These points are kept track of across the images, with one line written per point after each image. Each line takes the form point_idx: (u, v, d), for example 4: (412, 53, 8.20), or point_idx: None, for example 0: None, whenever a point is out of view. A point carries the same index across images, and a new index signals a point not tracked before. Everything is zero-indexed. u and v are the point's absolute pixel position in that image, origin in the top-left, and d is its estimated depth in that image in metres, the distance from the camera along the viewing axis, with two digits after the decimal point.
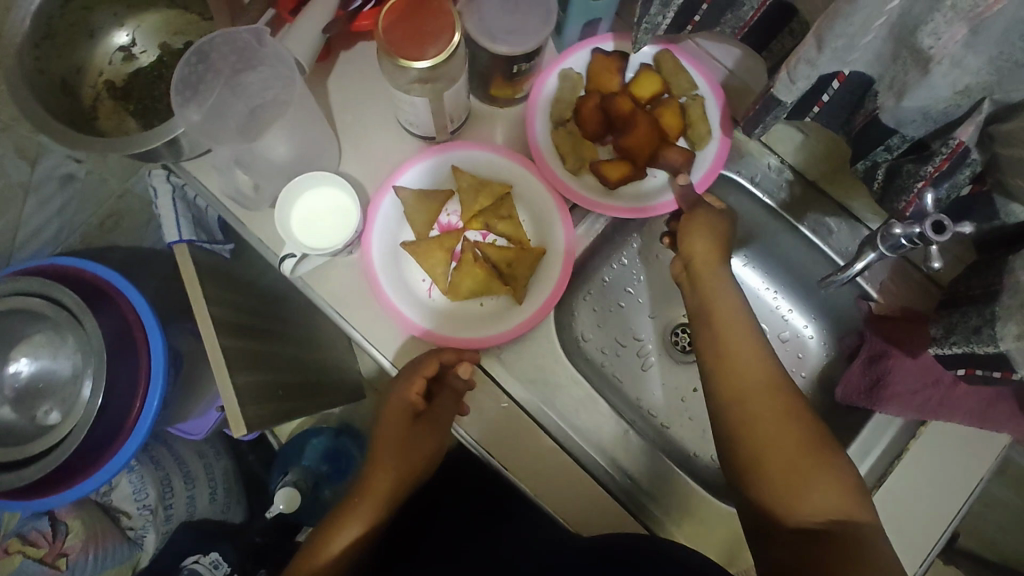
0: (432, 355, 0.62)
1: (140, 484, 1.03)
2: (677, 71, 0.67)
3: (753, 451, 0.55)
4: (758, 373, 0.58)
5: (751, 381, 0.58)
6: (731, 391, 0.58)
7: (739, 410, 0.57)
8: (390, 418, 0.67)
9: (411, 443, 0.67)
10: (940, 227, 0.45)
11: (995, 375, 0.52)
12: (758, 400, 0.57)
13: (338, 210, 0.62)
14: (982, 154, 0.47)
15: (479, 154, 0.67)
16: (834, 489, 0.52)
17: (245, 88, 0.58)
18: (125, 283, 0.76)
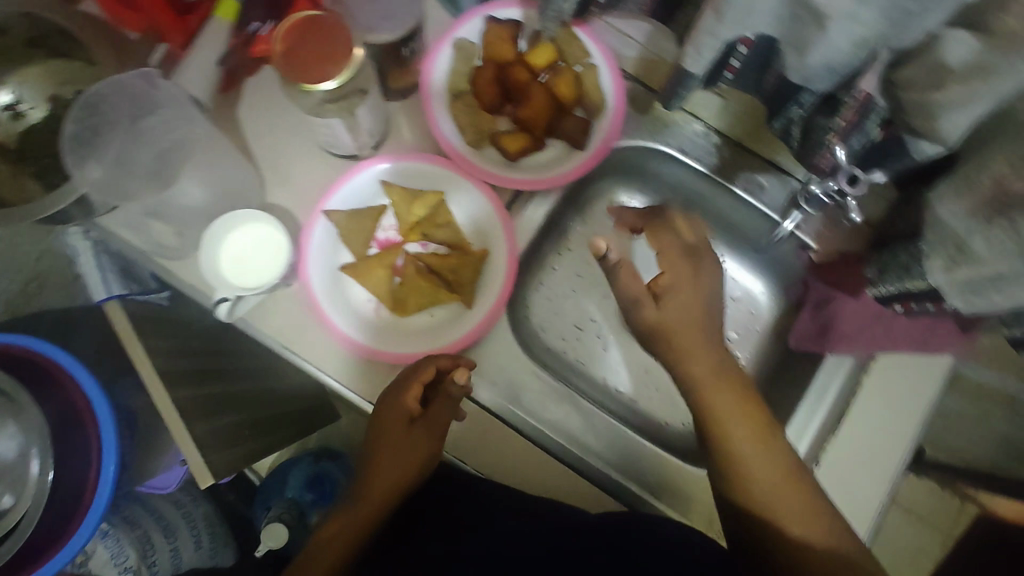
0: (429, 360, 0.60)
1: (117, 546, 1.03)
2: (570, 40, 0.67)
3: (730, 467, 0.55)
4: (728, 385, 0.56)
5: (723, 392, 0.56)
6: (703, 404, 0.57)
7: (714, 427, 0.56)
8: (382, 428, 0.62)
9: (409, 453, 0.62)
10: (854, 179, 0.57)
11: (929, 306, 0.55)
12: (729, 413, 0.55)
13: (267, 246, 0.59)
14: (887, 100, 0.48)
15: (405, 165, 0.66)
16: (805, 496, 0.53)
17: (148, 134, 0.55)
18: (57, 350, 0.71)
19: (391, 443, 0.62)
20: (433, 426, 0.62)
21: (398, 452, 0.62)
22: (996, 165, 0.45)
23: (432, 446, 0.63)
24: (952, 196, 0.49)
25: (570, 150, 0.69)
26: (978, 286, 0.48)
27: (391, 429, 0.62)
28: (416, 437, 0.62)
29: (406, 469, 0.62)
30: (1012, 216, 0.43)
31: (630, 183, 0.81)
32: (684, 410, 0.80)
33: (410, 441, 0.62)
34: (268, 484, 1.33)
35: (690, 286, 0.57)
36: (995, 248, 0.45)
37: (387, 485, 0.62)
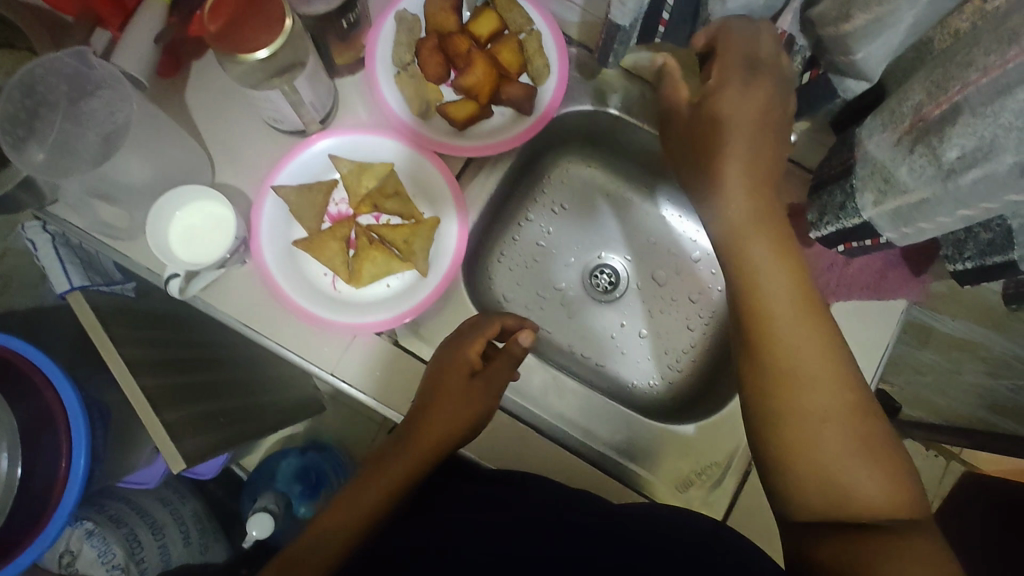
0: (496, 317, 0.65)
1: (104, 544, 0.98)
2: (511, 6, 0.67)
3: (782, 418, 0.46)
4: (799, 318, 0.47)
5: (788, 329, 0.47)
6: (761, 348, 0.47)
7: (772, 372, 0.46)
8: (439, 378, 0.63)
9: (466, 405, 0.62)
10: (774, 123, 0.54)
11: (868, 243, 0.58)
12: (796, 356, 0.46)
13: (215, 222, 0.60)
14: (806, 40, 0.51)
15: (353, 137, 0.66)
16: (851, 424, 0.45)
17: (90, 116, 0.56)
18: (19, 341, 0.68)
19: (447, 399, 0.62)
20: (492, 381, 0.64)
21: (452, 407, 0.62)
22: (914, 93, 0.46)
23: (486, 405, 0.63)
24: (880, 129, 0.50)
25: (517, 116, 0.70)
26: (905, 216, 0.50)
27: (450, 384, 0.62)
28: (474, 390, 0.63)
29: (456, 427, 0.62)
30: (928, 141, 0.44)
31: (585, 151, 0.83)
32: (651, 371, 0.81)
33: (469, 400, 0.62)
34: (255, 477, 1.33)
35: (748, 149, 0.49)
36: (917, 174, 0.46)
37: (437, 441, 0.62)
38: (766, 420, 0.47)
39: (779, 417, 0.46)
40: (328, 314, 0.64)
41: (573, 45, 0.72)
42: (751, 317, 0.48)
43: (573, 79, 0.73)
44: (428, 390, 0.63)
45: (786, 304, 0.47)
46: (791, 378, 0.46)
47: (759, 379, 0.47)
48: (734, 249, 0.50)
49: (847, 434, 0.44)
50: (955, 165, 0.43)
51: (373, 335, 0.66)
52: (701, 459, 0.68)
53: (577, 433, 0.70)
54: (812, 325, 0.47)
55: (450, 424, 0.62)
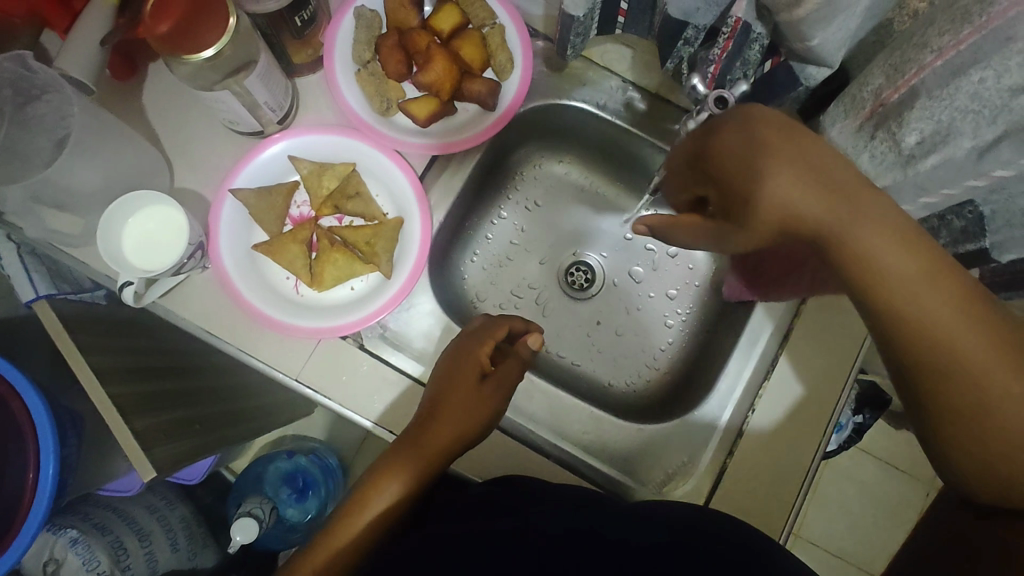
0: (505, 320, 0.66)
1: (90, 552, 0.95)
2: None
3: (957, 413, 0.36)
4: (946, 318, 0.35)
5: (944, 329, 0.35)
6: (920, 344, 0.36)
7: (942, 381, 0.36)
8: (450, 380, 0.62)
9: (477, 408, 0.61)
10: (723, 101, 0.47)
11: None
12: (974, 351, 0.35)
13: (169, 227, 0.58)
14: (764, 27, 0.47)
15: (313, 139, 0.65)
16: None
17: (39, 122, 0.55)
18: None
19: (450, 414, 0.60)
20: (502, 383, 0.63)
21: (454, 421, 0.60)
22: (874, 77, 0.43)
23: (496, 407, 0.63)
24: (842, 116, 0.47)
25: (482, 112, 0.68)
26: None
27: (460, 384, 0.61)
28: (486, 392, 0.62)
29: (456, 439, 0.60)
30: (888, 127, 0.42)
31: (557, 146, 0.81)
32: (629, 369, 0.79)
33: (473, 411, 0.61)
34: (244, 480, 1.32)
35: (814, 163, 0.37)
36: (878, 162, 0.45)
37: (432, 459, 0.60)
38: (954, 433, 0.37)
39: (966, 431, 0.36)
40: (291, 320, 0.63)
41: (539, 38, 0.71)
42: (895, 328, 0.37)
43: (539, 72, 0.71)
44: (439, 391, 0.61)
45: (930, 294, 0.35)
46: (976, 382, 0.35)
47: (927, 392, 0.37)
48: (847, 249, 0.36)
49: None
50: (915, 151, 0.41)
51: (339, 339, 0.65)
52: (675, 458, 0.67)
53: (549, 435, 0.68)
54: (946, 280, 0.35)
55: (449, 441, 0.60)
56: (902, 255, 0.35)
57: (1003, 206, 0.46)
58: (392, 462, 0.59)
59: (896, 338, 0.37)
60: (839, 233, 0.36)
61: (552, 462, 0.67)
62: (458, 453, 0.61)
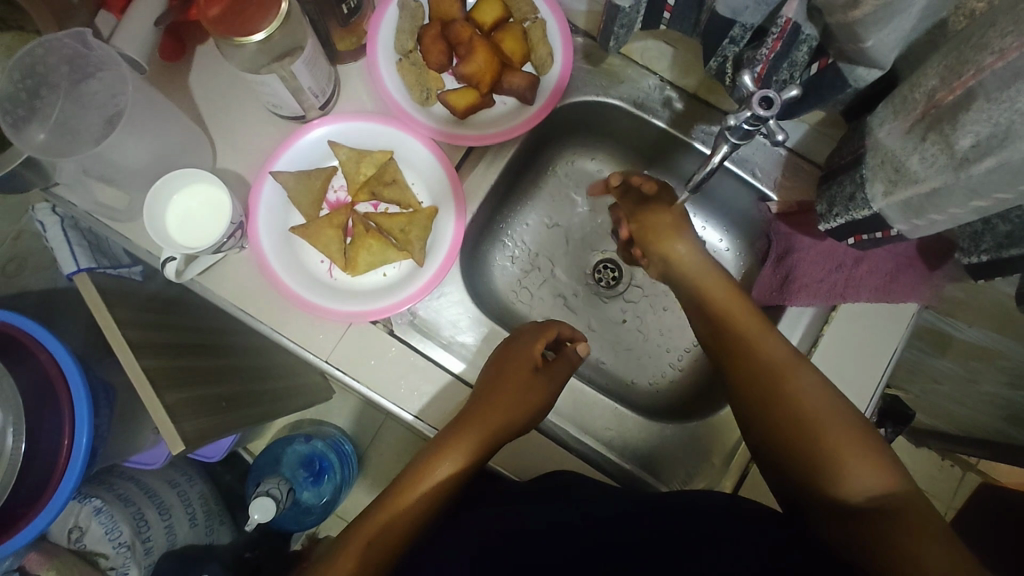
0: (552, 324, 0.69)
1: (112, 522, 0.99)
2: None
3: (783, 422, 0.53)
4: (778, 351, 0.57)
5: (776, 358, 0.56)
6: (753, 373, 0.57)
7: (757, 379, 0.56)
8: (506, 370, 0.64)
9: (528, 399, 0.64)
10: (768, 101, 0.45)
11: (879, 236, 0.55)
12: (788, 371, 0.55)
13: (211, 206, 0.60)
14: (814, 28, 0.47)
15: (354, 126, 0.66)
16: (834, 416, 0.51)
17: (91, 99, 0.57)
18: (38, 326, 0.69)
19: (502, 401, 0.62)
20: (551, 377, 0.67)
21: (506, 407, 0.62)
22: (930, 78, 0.43)
23: (544, 400, 0.66)
24: (891, 116, 0.48)
25: (520, 105, 0.69)
26: (916, 207, 0.47)
27: (514, 375, 0.64)
28: (536, 383, 0.65)
29: (508, 422, 0.63)
30: (942, 129, 0.42)
31: (592, 143, 0.81)
32: (652, 369, 0.79)
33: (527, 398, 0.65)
34: (261, 461, 1.34)
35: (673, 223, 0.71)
36: (928, 164, 0.44)
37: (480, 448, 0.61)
38: (761, 430, 0.54)
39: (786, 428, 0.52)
40: (324, 302, 0.64)
41: (579, 34, 0.72)
42: (746, 359, 0.58)
43: (580, 67, 0.72)
44: (491, 378, 0.64)
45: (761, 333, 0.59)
46: (784, 390, 0.54)
47: (754, 398, 0.56)
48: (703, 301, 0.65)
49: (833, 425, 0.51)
50: (968, 154, 0.41)
51: (369, 323, 0.66)
52: (697, 459, 0.67)
53: (572, 429, 0.69)
54: (782, 358, 0.56)
55: (497, 427, 0.62)
56: (756, 323, 0.60)
57: None
58: (444, 449, 0.61)
59: (743, 372, 0.57)
60: (700, 292, 0.66)
61: (574, 456, 0.67)
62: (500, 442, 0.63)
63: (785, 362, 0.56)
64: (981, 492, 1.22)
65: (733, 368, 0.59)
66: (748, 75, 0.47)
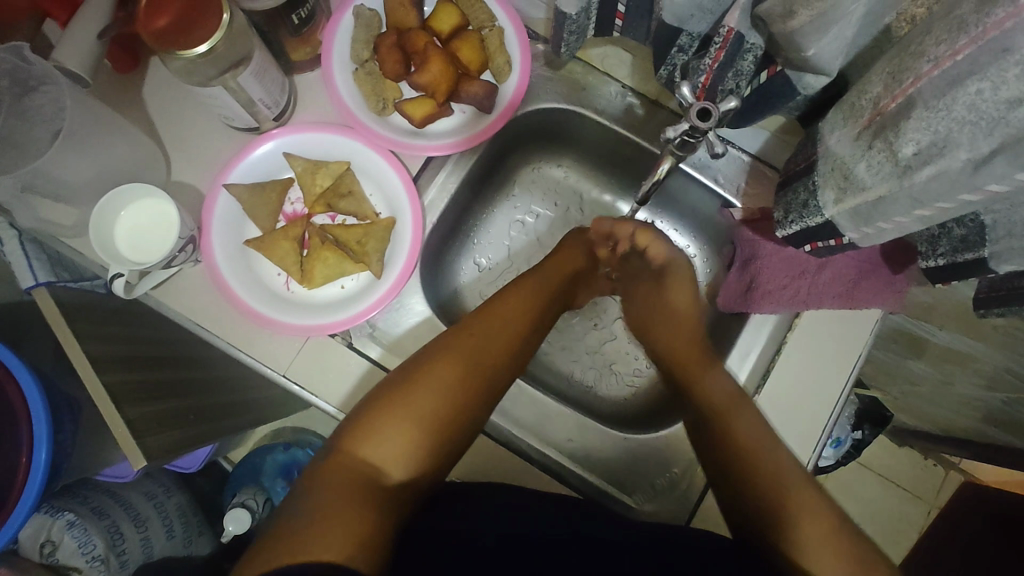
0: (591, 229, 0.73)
1: (85, 535, 0.97)
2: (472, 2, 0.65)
3: (780, 514, 0.51)
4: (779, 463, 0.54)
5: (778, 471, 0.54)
6: (751, 459, 0.55)
7: (756, 466, 0.54)
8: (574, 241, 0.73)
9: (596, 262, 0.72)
10: (705, 113, 0.45)
11: (832, 244, 0.53)
12: (783, 465, 0.54)
13: (160, 220, 0.59)
14: (760, 37, 0.46)
15: (310, 137, 0.65)
16: (823, 518, 0.50)
17: (34, 113, 0.56)
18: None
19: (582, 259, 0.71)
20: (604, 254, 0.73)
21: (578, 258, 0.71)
22: (872, 86, 0.42)
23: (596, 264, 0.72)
24: (841, 124, 0.46)
25: (479, 114, 0.68)
26: (864, 215, 0.46)
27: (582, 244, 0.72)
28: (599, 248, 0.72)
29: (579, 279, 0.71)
30: (885, 137, 0.41)
31: (555, 150, 0.81)
32: (618, 376, 0.79)
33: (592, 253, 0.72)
34: (240, 470, 1.33)
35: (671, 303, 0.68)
36: (874, 171, 0.43)
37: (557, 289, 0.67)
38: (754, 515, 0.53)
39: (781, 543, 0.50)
40: (279, 316, 0.63)
41: (540, 41, 0.71)
42: (754, 472, 0.54)
43: (540, 74, 0.71)
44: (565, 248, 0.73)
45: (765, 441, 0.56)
46: (781, 483, 0.53)
47: (759, 510, 0.52)
48: (694, 390, 0.61)
49: (828, 532, 0.50)
50: (910, 162, 0.39)
51: (326, 336, 0.65)
52: (661, 470, 0.67)
53: (533, 440, 0.68)
54: (774, 450, 0.55)
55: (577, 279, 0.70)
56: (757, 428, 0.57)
57: (1005, 216, 0.45)
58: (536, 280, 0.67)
59: (742, 477, 0.54)
60: (687, 373, 0.62)
61: (536, 467, 0.66)
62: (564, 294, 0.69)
63: (727, 401, 0.59)
64: (962, 492, 1.21)
65: (725, 449, 0.56)
66: (688, 86, 0.46)
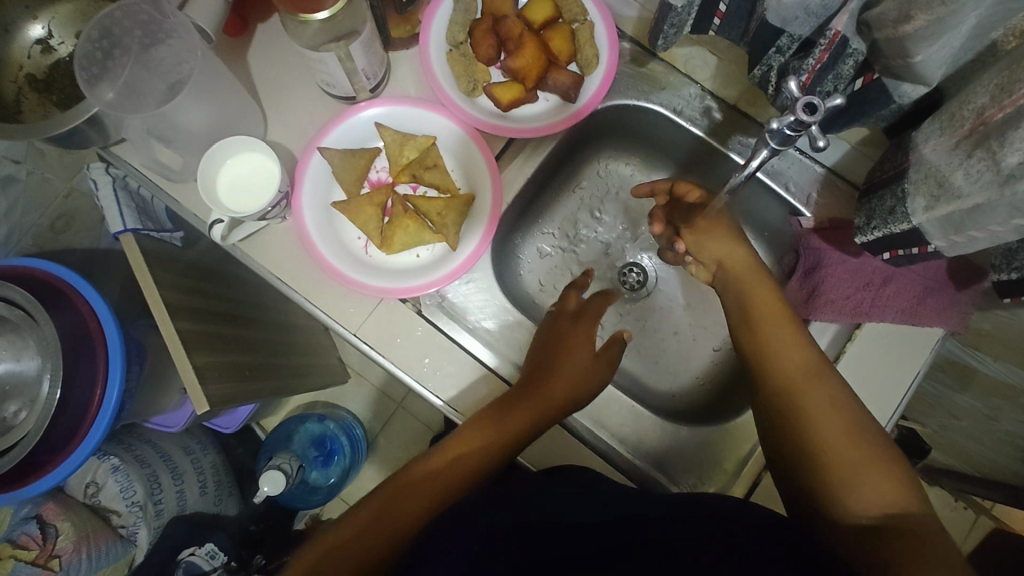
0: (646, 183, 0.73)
1: (127, 481, 1.00)
2: None
3: (798, 421, 0.52)
4: (807, 369, 0.55)
5: (819, 406, 0.52)
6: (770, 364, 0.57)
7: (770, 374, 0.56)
8: (568, 330, 0.70)
9: (587, 338, 0.70)
10: (812, 108, 0.46)
11: (914, 252, 0.54)
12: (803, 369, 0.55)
13: (259, 172, 0.62)
14: (862, 42, 0.49)
15: (401, 111, 0.69)
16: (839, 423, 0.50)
17: (160, 64, 0.60)
18: (83, 282, 0.71)
19: (576, 347, 0.68)
20: (589, 325, 0.72)
21: (573, 350, 0.68)
22: (977, 97, 0.44)
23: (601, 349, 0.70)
24: (937, 133, 0.49)
25: (563, 103, 0.71)
26: (956, 223, 0.47)
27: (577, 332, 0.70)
28: (584, 325, 0.71)
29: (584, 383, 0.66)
30: (989, 146, 0.42)
31: (626, 149, 0.83)
32: (667, 373, 0.81)
33: (586, 338, 0.70)
34: (273, 437, 1.35)
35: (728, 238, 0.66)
36: (972, 179, 0.44)
37: (554, 389, 0.64)
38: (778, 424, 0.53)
39: (797, 456, 0.51)
40: (358, 276, 0.66)
41: (627, 40, 0.73)
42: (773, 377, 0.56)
43: (625, 70, 0.73)
44: (558, 334, 0.69)
45: (810, 377, 0.54)
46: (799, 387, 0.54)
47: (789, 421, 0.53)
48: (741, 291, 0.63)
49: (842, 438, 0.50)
50: (1014, 171, 0.40)
51: (399, 301, 0.67)
52: (713, 467, 0.68)
53: (586, 421, 0.69)
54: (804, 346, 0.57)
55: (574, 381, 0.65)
56: (787, 335, 0.57)
57: None
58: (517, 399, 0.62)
59: (770, 389, 0.55)
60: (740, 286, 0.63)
61: (590, 452, 0.68)
62: (568, 406, 0.65)
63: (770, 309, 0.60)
64: (994, 536, 1.19)
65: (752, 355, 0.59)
66: (794, 81, 0.47)
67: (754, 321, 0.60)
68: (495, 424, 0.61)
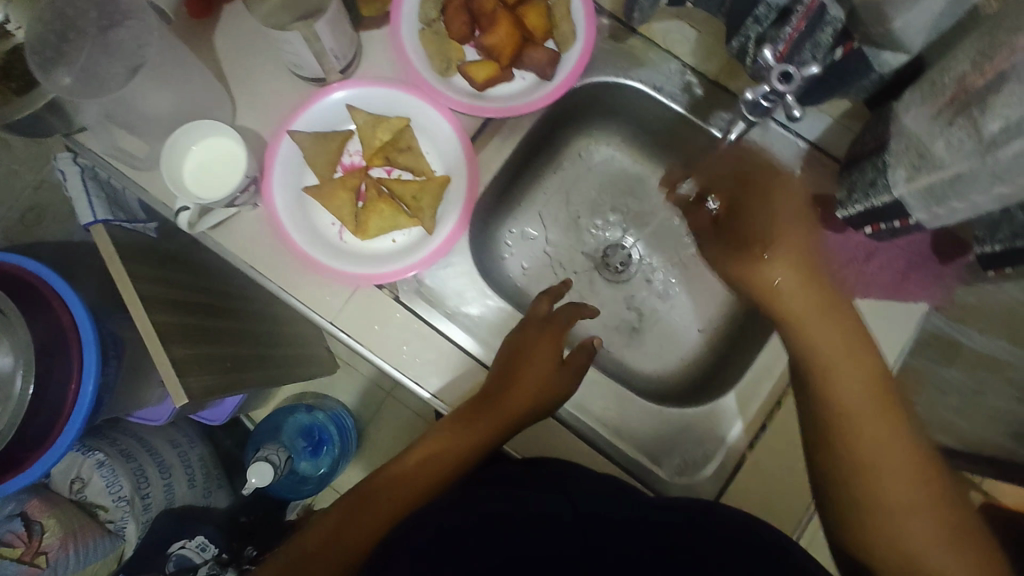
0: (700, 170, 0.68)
1: (113, 476, 0.99)
2: None
3: (864, 475, 0.49)
4: (878, 415, 0.50)
5: (911, 510, 0.47)
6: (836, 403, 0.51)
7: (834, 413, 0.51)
8: (534, 339, 0.66)
9: (553, 346, 0.66)
10: (787, 76, 0.45)
11: (896, 224, 0.54)
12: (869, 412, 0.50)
13: (226, 158, 0.60)
14: (840, 10, 0.48)
15: (373, 92, 0.67)
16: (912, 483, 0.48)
17: (117, 46, 0.57)
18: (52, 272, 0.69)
19: (539, 355, 0.64)
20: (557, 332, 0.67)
21: (536, 359, 0.64)
22: (958, 64, 0.43)
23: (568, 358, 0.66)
24: (918, 101, 0.47)
25: (540, 82, 0.69)
26: (938, 194, 0.46)
27: (542, 341, 0.65)
28: (551, 331, 0.67)
29: (546, 392, 0.63)
30: (970, 114, 0.41)
31: (608, 127, 0.81)
32: (653, 355, 0.80)
33: (548, 343, 0.65)
34: (263, 427, 1.34)
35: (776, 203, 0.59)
36: (954, 149, 0.43)
37: (509, 402, 0.61)
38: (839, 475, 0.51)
39: (863, 519, 0.49)
40: (331, 262, 0.64)
41: (605, 15, 0.71)
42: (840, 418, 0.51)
43: (603, 47, 0.71)
44: (520, 344, 0.65)
45: (895, 469, 0.48)
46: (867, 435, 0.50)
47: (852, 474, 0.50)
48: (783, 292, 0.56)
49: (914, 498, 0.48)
50: (996, 139, 0.39)
51: (375, 288, 0.66)
52: (699, 448, 0.67)
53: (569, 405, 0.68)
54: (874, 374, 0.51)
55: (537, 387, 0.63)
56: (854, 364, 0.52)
57: None
58: (471, 416, 0.61)
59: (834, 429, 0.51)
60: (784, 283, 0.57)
61: (575, 437, 0.67)
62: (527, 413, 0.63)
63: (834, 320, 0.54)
64: None
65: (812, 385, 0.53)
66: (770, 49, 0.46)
67: (811, 342, 0.54)
68: (457, 433, 0.60)
